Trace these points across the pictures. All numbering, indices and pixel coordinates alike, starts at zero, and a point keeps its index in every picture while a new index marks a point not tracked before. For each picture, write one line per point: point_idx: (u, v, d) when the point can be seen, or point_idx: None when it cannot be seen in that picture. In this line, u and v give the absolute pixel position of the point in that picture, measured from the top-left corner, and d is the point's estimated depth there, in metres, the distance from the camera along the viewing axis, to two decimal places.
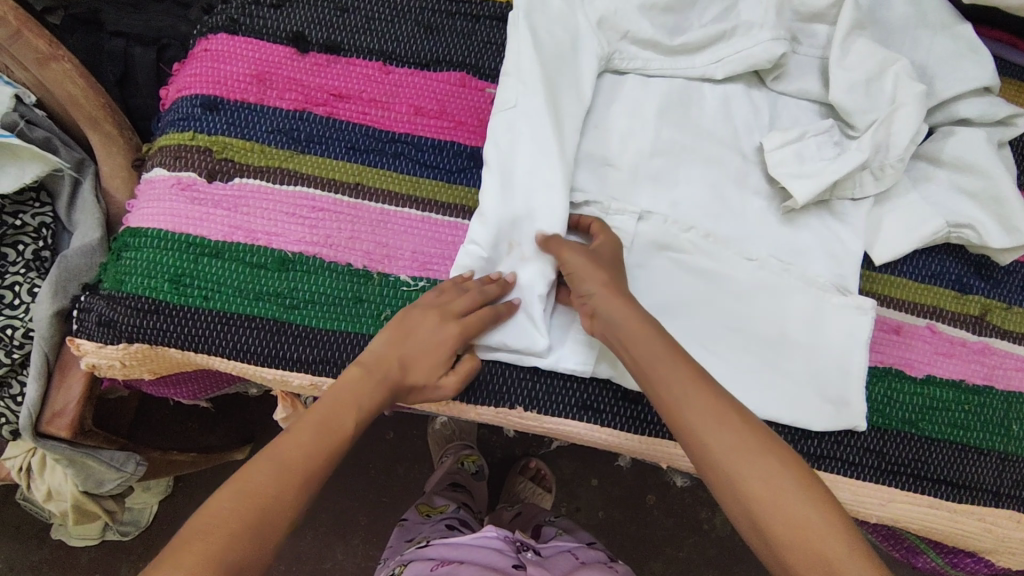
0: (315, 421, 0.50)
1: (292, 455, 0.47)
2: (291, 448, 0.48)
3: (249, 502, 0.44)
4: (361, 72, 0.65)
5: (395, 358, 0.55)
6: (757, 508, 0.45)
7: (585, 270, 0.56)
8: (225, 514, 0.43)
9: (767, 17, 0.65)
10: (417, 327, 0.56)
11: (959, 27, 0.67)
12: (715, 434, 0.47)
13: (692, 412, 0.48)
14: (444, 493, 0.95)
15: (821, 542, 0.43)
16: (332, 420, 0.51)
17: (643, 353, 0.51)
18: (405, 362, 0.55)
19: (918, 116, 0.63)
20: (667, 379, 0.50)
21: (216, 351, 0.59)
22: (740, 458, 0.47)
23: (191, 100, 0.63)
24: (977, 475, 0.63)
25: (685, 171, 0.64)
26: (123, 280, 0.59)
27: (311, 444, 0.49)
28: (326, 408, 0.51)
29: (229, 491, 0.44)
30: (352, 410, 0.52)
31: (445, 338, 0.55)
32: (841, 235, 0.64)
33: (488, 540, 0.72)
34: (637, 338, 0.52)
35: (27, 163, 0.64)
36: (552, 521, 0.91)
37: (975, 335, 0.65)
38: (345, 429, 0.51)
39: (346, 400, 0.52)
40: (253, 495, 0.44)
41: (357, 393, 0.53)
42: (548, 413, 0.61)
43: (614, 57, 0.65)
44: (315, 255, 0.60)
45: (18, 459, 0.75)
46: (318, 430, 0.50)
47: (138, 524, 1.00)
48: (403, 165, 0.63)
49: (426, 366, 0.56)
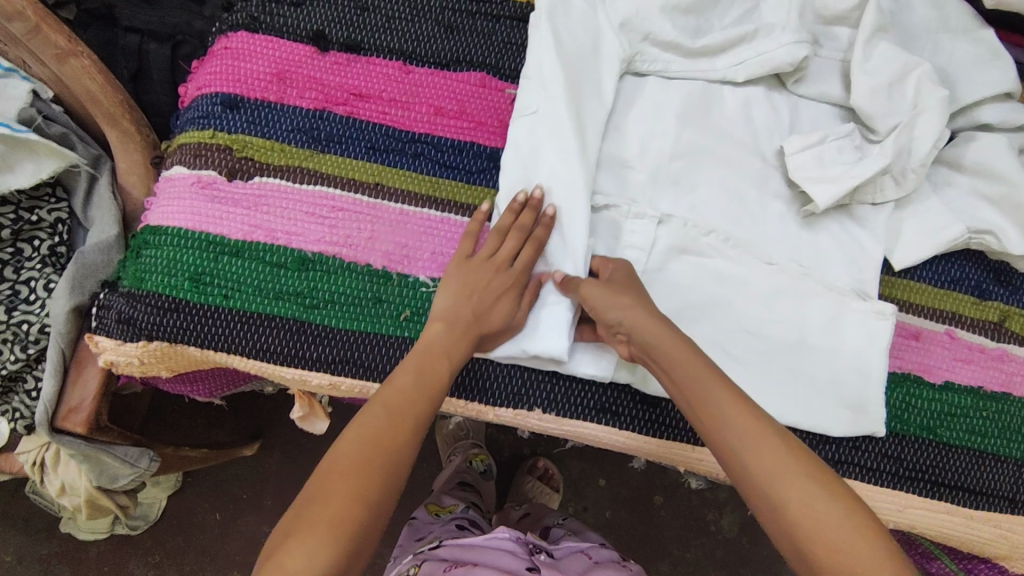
0: (402, 402, 0.51)
1: (381, 429, 0.49)
2: (394, 395, 0.52)
3: (370, 441, 0.48)
4: (382, 72, 0.65)
5: (469, 309, 0.56)
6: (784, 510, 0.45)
7: (610, 301, 0.55)
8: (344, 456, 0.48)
9: (789, 19, 0.65)
10: (480, 276, 0.57)
11: (981, 32, 0.67)
12: (757, 455, 0.47)
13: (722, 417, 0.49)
14: (453, 493, 0.95)
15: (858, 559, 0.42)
16: (426, 384, 0.53)
17: (682, 372, 0.51)
18: (480, 311, 0.56)
19: (939, 121, 0.63)
20: (700, 387, 0.50)
21: (236, 350, 0.59)
22: (772, 462, 0.47)
23: (211, 97, 0.63)
24: (995, 482, 0.62)
25: (705, 175, 0.64)
26: (144, 277, 0.59)
27: (412, 390, 0.52)
28: (414, 372, 0.53)
29: (349, 435, 0.49)
30: (443, 359, 0.54)
31: (509, 281, 0.57)
32: (862, 240, 0.64)
33: (501, 541, 0.72)
34: (673, 358, 0.52)
35: (45, 159, 0.64)
36: (562, 523, 0.91)
37: (994, 341, 0.65)
38: (443, 377, 0.54)
39: (436, 353, 0.54)
40: (373, 435, 0.49)
41: (444, 346, 0.55)
42: (566, 416, 0.61)
43: (635, 59, 0.65)
44: (335, 255, 0.60)
45: (33, 453, 0.75)
46: (411, 391, 0.52)
47: (148, 518, 1.01)
48: (423, 165, 0.63)
49: (500, 308, 0.57)
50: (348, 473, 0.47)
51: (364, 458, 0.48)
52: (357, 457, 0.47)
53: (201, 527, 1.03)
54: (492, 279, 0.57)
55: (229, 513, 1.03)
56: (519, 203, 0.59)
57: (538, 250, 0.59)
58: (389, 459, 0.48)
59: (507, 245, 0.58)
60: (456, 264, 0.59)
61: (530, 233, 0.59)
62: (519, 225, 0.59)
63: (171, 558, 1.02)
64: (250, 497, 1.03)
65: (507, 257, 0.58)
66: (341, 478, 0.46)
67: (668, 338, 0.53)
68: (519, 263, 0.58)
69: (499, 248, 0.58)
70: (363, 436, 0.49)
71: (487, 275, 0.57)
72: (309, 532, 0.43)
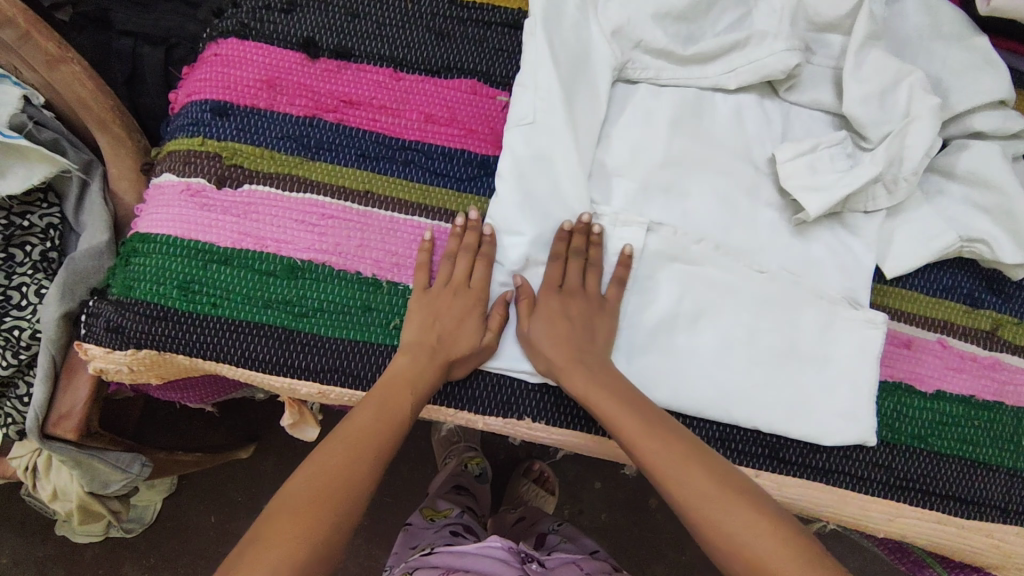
0: (362, 436, 0.54)
1: (337, 467, 0.52)
2: (352, 429, 0.54)
3: (325, 481, 0.51)
4: (373, 79, 0.64)
5: (432, 338, 0.58)
6: (679, 502, 0.52)
7: (539, 333, 0.59)
8: (297, 494, 0.50)
9: (781, 27, 0.65)
10: (442, 305, 0.59)
11: (975, 39, 0.67)
12: (593, 390, 0.56)
13: (619, 425, 0.54)
14: (448, 497, 0.95)
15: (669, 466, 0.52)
16: (386, 418, 0.55)
17: (544, 341, 0.58)
18: (444, 335, 0.58)
19: (932, 129, 0.62)
20: (554, 343, 0.58)
21: (226, 359, 0.59)
22: (601, 393, 0.55)
23: (201, 105, 0.63)
24: (986, 491, 0.62)
25: (696, 183, 0.64)
26: (133, 285, 0.59)
27: (370, 425, 0.54)
28: (373, 408, 0.55)
29: (305, 474, 0.51)
30: (406, 393, 0.56)
31: (464, 305, 0.59)
32: (853, 248, 0.64)
33: (491, 549, 0.72)
34: (556, 339, 0.58)
35: (37, 164, 0.65)
36: (557, 529, 0.91)
37: (986, 349, 0.65)
38: (405, 412, 0.55)
39: (401, 385, 0.56)
40: (328, 476, 0.51)
41: (410, 377, 0.56)
42: (557, 425, 0.60)
43: (627, 66, 0.65)
44: (324, 263, 0.60)
45: (24, 459, 0.76)
46: (372, 427, 0.54)
47: (143, 521, 1.01)
48: (413, 173, 0.63)
49: (463, 332, 0.58)
50: (305, 507, 0.49)
51: (316, 495, 0.50)
52: (309, 496, 0.50)
53: (195, 530, 1.03)
54: (451, 301, 0.59)
55: (224, 515, 1.03)
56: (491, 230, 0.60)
57: (490, 265, 0.60)
58: (342, 497, 0.51)
59: (459, 265, 0.60)
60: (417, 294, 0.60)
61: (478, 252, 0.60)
62: (465, 246, 0.60)
63: (165, 561, 1.02)
64: (244, 500, 1.03)
65: (463, 278, 0.60)
66: (296, 511, 0.49)
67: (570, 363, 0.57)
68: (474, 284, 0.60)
69: (452, 271, 0.60)
70: (314, 474, 0.51)
71: (450, 299, 0.59)
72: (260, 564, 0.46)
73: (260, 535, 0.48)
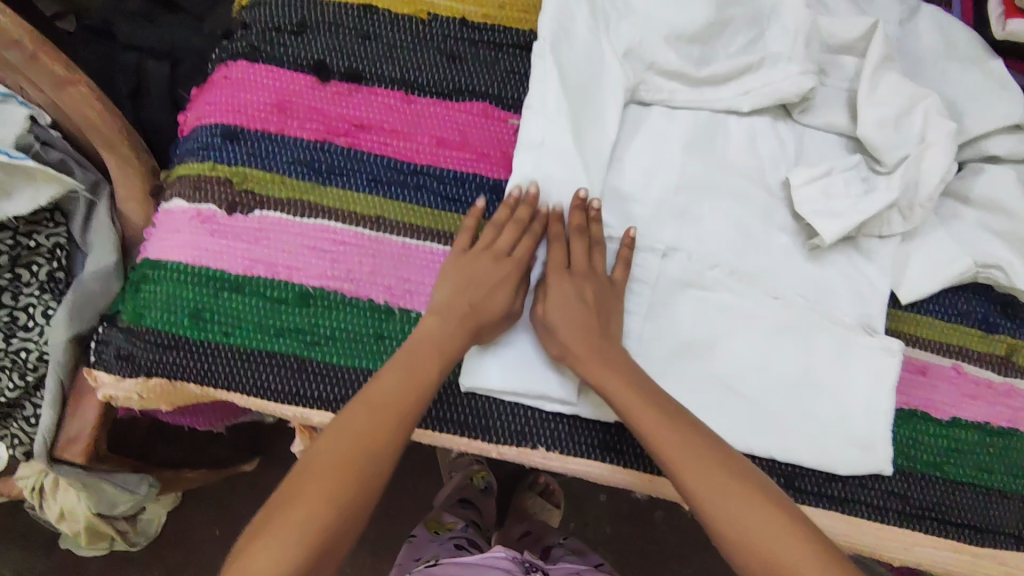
0: (387, 401, 0.52)
1: (362, 434, 0.51)
2: (377, 394, 0.53)
3: (351, 448, 0.50)
4: (383, 102, 0.64)
5: (463, 302, 0.56)
6: (690, 489, 0.50)
7: (558, 309, 0.57)
8: (322, 460, 0.50)
9: (795, 49, 0.65)
10: (477, 269, 0.58)
11: (989, 62, 0.66)
12: (605, 373, 0.55)
13: (636, 416, 0.53)
14: (453, 510, 0.95)
15: (679, 457, 0.51)
16: (414, 381, 0.53)
17: (559, 320, 0.57)
18: (477, 302, 0.56)
19: (946, 155, 0.62)
20: (568, 325, 0.56)
21: (237, 388, 0.59)
22: (613, 377, 0.55)
23: (211, 129, 0.62)
24: (1000, 519, 0.62)
25: (710, 206, 0.64)
26: (143, 313, 0.59)
27: (396, 389, 0.53)
28: (403, 370, 0.54)
29: (330, 438, 0.51)
30: (434, 356, 0.55)
31: (504, 272, 0.58)
32: (868, 273, 0.63)
33: (495, 560, 0.73)
34: (570, 316, 0.56)
35: (44, 185, 0.64)
36: (562, 543, 0.91)
37: (1000, 375, 0.64)
38: (432, 377, 0.54)
39: (430, 350, 0.55)
40: (355, 442, 0.50)
41: (437, 341, 0.55)
42: (571, 454, 0.60)
43: (639, 88, 0.64)
44: (336, 290, 0.60)
45: (33, 479, 0.73)
46: (399, 392, 0.53)
47: (148, 533, 0.98)
48: (424, 198, 0.62)
49: (496, 305, 0.57)
50: (333, 471, 0.49)
51: (342, 463, 0.49)
52: (332, 463, 0.49)
53: (202, 543, 1.03)
54: (490, 266, 0.58)
55: (229, 529, 1.02)
56: (514, 200, 0.59)
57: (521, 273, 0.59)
58: (368, 464, 0.50)
59: (505, 236, 0.58)
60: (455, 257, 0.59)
61: (528, 227, 0.59)
62: (515, 221, 0.59)
63: None
64: (249, 514, 1.03)
65: (506, 246, 0.58)
66: (319, 479, 0.48)
67: (590, 349, 0.56)
68: (516, 254, 0.58)
69: (496, 237, 0.59)
70: (339, 440, 0.50)
71: (485, 263, 0.58)
72: (276, 540, 0.46)
73: (280, 503, 0.48)
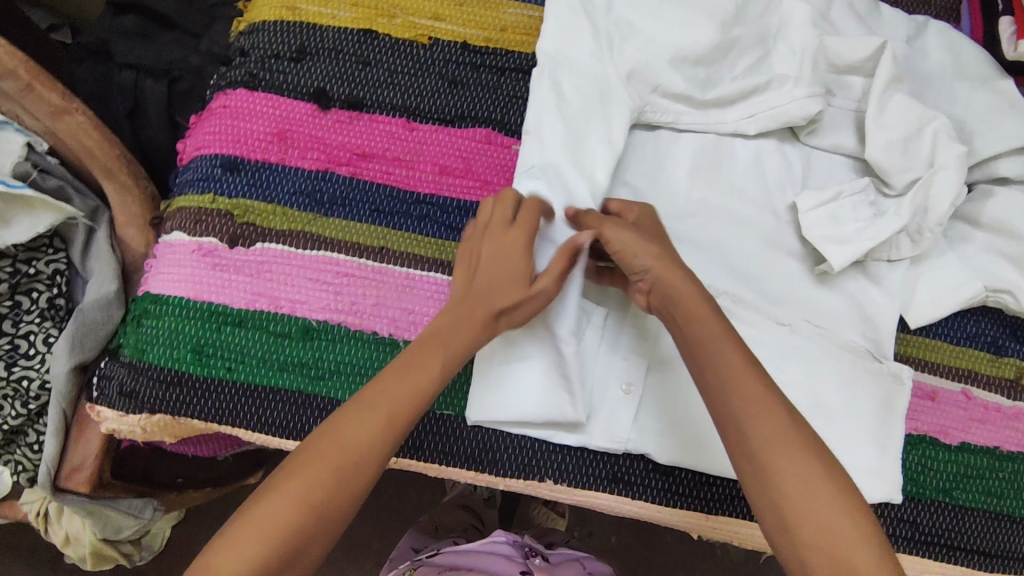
0: (383, 397, 0.48)
1: (352, 429, 0.47)
2: (374, 391, 0.49)
3: (338, 443, 0.47)
4: (385, 129, 0.63)
5: (477, 288, 0.53)
6: (732, 409, 0.48)
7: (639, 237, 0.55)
8: (306, 454, 0.47)
9: (803, 71, 0.64)
10: (491, 249, 0.54)
11: (1000, 82, 0.65)
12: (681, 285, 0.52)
13: (705, 347, 0.50)
14: (452, 510, 0.96)
15: (729, 372, 0.49)
16: (414, 381, 0.49)
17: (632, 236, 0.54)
18: (488, 287, 0.53)
19: (957, 178, 0.61)
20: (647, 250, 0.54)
21: (241, 424, 0.58)
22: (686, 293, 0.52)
23: (210, 159, 0.61)
24: (1010, 544, 0.62)
25: (717, 231, 0.63)
26: (145, 349, 0.58)
27: (395, 387, 0.49)
28: (404, 369, 0.50)
29: (321, 432, 0.48)
30: (439, 352, 0.51)
31: (513, 247, 0.54)
32: (876, 298, 0.63)
33: (495, 545, 0.77)
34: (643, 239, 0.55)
35: (42, 212, 0.62)
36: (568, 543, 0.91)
37: (1010, 399, 0.64)
38: (433, 378, 0.50)
39: (435, 345, 0.51)
40: (344, 438, 0.47)
41: (444, 336, 0.51)
42: (579, 486, 0.59)
43: (645, 110, 0.63)
44: (340, 323, 0.59)
45: (36, 504, 0.74)
46: (396, 391, 0.49)
47: (152, 548, 0.95)
48: (428, 228, 0.62)
49: (507, 283, 0.53)
50: (317, 466, 0.46)
51: (326, 459, 0.46)
52: (315, 457, 0.46)
53: None
54: (493, 246, 0.54)
55: None
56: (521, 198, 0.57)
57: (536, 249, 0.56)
58: (355, 463, 0.47)
59: (501, 207, 0.55)
60: (473, 235, 0.56)
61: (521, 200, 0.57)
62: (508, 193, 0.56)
63: None
64: None
65: (504, 218, 0.55)
66: (301, 474, 0.46)
67: (689, 299, 0.52)
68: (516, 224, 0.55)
69: (492, 212, 0.56)
70: (329, 432, 0.47)
71: (496, 238, 0.54)
72: (240, 542, 0.43)
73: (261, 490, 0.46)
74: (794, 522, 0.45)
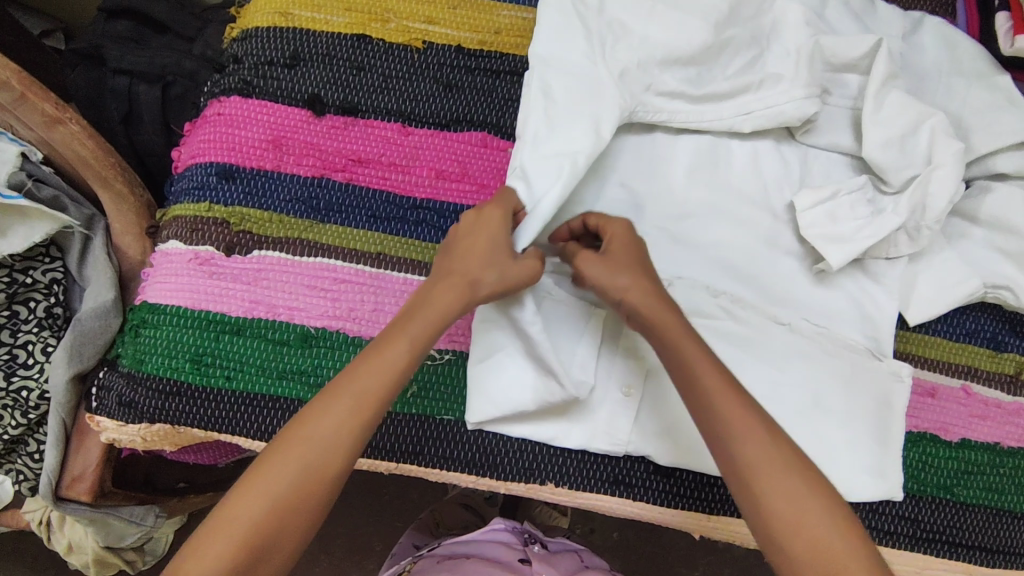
0: (351, 386, 0.49)
1: (321, 419, 0.48)
2: (342, 380, 0.50)
3: (308, 434, 0.48)
4: (380, 135, 0.63)
5: (456, 266, 0.53)
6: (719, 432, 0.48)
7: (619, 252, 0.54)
8: (278, 446, 0.48)
9: (799, 71, 0.63)
10: (466, 231, 0.55)
11: (996, 78, 0.65)
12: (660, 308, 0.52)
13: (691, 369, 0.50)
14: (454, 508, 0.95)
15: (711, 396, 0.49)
16: (382, 367, 0.50)
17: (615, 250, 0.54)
18: (465, 265, 0.53)
19: (955, 175, 0.61)
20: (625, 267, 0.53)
21: (241, 432, 0.58)
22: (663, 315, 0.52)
23: (205, 168, 0.61)
24: (1011, 539, 0.62)
25: (715, 230, 0.63)
26: (143, 359, 0.58)
27: (364, 375, 0.50)
28: (373, 356, 0.51)
29: (293, 423, 0.49)
30: (409, 335, 0.51)
31: (489, 226, 0.54)
32: (875, 296, 0.63)
33: (495, 532, 0.78)
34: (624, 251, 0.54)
35: (38, 222, 0.62)
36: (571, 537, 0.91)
37: (1009, 394, 0.64)
38: (401, 363, 0.51)
39: (408, 326, 0.52)
40: (314, 428, 0.48)
41: (416, 319, 0.52)
42: (580, 489, 0.59)
43: (637, 110, 0.62)
44: (338, 330, 0.59)
45: (38, 513, 0.75)
46: (365, 379, 0.50)
47: (156, 552, 0.93)
48: (424, 232, 0.62)
49: (480, 260, 0.53)
50: (287, 458, 0.47)
51: (297, 449, 0.47)
52: (286, 449, 0.48)
53: None
54: (470, 227, 0.55)
55: None
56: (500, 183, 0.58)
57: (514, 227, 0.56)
58: (324, 451, 0.48)
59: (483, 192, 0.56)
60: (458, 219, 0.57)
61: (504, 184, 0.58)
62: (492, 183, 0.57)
63: None
64: None
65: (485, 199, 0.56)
66: (272, 464, 0.47)
67: (667, 319, 0.51)
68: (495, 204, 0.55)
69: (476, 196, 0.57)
70: (300, 423, 0.49)
71: (473, 219, 0.55)
72: (216, 533, 0.45)
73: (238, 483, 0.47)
74: (795, 543, 0.45)
